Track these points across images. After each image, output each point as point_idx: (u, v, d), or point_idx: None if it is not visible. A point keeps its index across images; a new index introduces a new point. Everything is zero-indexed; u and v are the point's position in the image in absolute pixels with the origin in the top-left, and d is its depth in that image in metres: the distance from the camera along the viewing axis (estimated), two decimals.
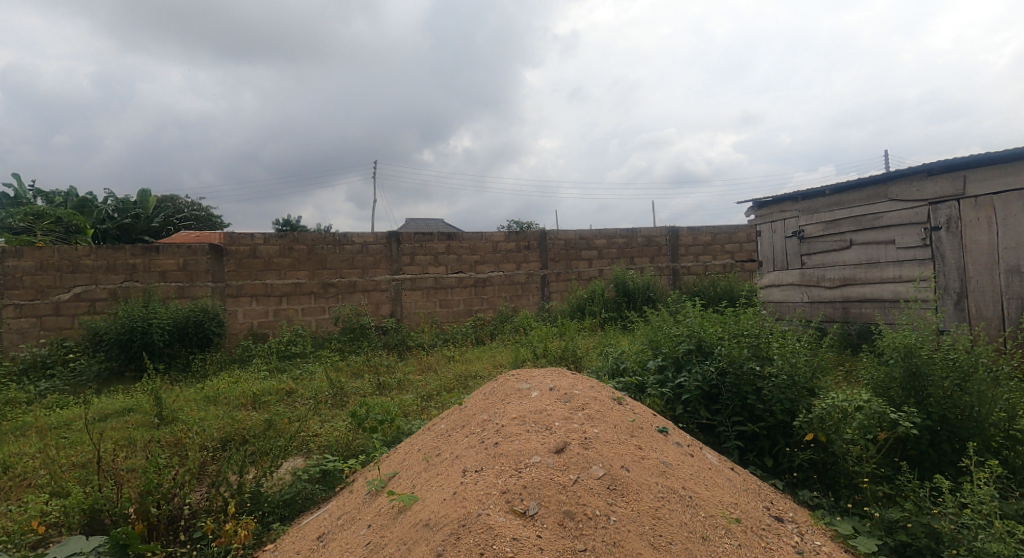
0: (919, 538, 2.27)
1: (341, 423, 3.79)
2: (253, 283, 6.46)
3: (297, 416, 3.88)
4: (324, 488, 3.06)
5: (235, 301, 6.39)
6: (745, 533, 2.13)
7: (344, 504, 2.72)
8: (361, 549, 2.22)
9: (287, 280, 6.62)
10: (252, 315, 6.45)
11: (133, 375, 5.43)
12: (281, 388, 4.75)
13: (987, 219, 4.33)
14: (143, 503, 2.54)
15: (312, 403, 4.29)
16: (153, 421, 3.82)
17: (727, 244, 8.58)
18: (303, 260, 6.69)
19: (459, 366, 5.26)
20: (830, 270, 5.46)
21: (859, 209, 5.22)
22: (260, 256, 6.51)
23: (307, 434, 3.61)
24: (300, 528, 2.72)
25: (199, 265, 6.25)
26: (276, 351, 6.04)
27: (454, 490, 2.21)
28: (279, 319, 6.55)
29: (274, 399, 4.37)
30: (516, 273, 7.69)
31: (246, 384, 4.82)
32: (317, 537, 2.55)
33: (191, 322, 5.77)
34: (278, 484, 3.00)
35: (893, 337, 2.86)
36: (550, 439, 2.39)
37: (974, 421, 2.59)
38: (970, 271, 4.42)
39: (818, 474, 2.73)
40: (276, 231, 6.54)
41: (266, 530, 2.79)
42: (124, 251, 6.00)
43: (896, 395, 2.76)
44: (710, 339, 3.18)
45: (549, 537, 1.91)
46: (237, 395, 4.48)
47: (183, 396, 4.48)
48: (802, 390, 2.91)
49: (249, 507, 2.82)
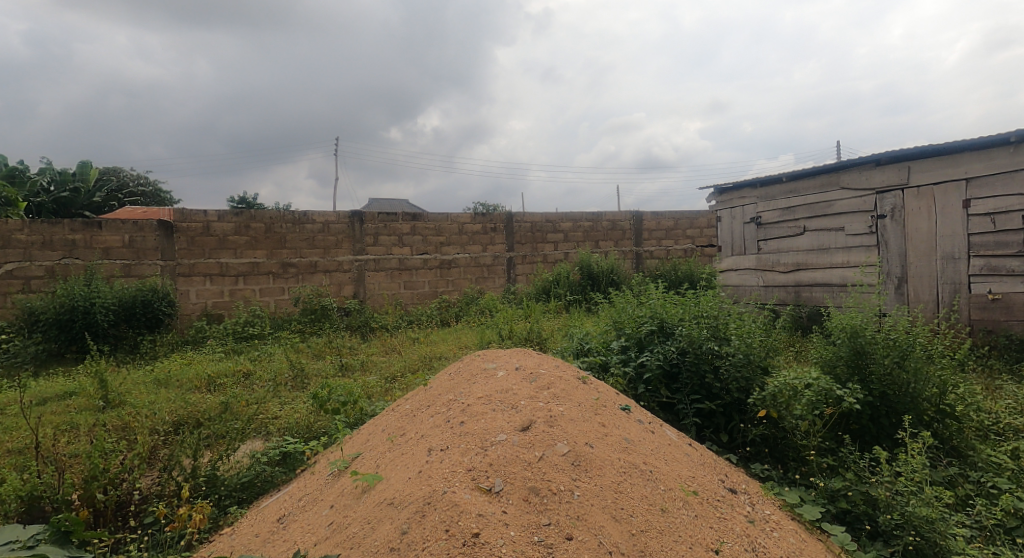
0: (857, 505, 2.45)
1: (302, 405, 3.79)
2: (206, 262, 6.30)
3: (256, 398, 3.88)
4: (285, 470, 3.07)
5: (187, 280, 6.22)
6: (701, 505, 2.26)
7: (306, 485, 2.75)
8: (323, 529, 2.26)
9: (243, 259, 6.47)
10: (205, 296, 6.29)
11: (74, 357, 5.26)
12: (238, 369, 4.68)
13: (928, 208, 4.61)
14: (88, 489, 2.53)
15: (271, 385, 4.28)
16: (97, 404, 3.73)
17: (688, 228, 8.81)
18: (261, 238, 6.55)
19: (424, 348, 5.28)
20: (785, 255, 5.67)
21: (813, 196, 5.42)
22: (214, 233, 6.34)
23: (266, 416, 3.61)
24: (259, 511, 2.73)
25: (147, 241, 6.06)
26: (232, 332, 5.92)
27: (420, 469, 2.26)
28: (235, 299, 6.41)
29: (230, 382, 4.32)
30: (482, 256, 7.72)
31: (199, 366, 4.74)
32: (277, 519, 2.56)
33: (138, 302, 5.59)
34: (235, 467, 3.00)
35: (840, 318, 3.05)
36: (516, 418, 2.47)
37: (909, 396, 2.79)
38: (911, 257, 4.70)
39: (769, 448, 2.89)
40: (231, 208, 6.38)
41: (223, 513, 2.79)
42: (62, 225, 5.75)
43: (843, 372, 2.94)
44: (671, 320, 3.32)
45: (514, 512, 1.98)
46: (190, 378, 4.41)
47: (131, 379, 4.37)
48: (756, 368, 3.08)
49: (204, 490, 2.82)
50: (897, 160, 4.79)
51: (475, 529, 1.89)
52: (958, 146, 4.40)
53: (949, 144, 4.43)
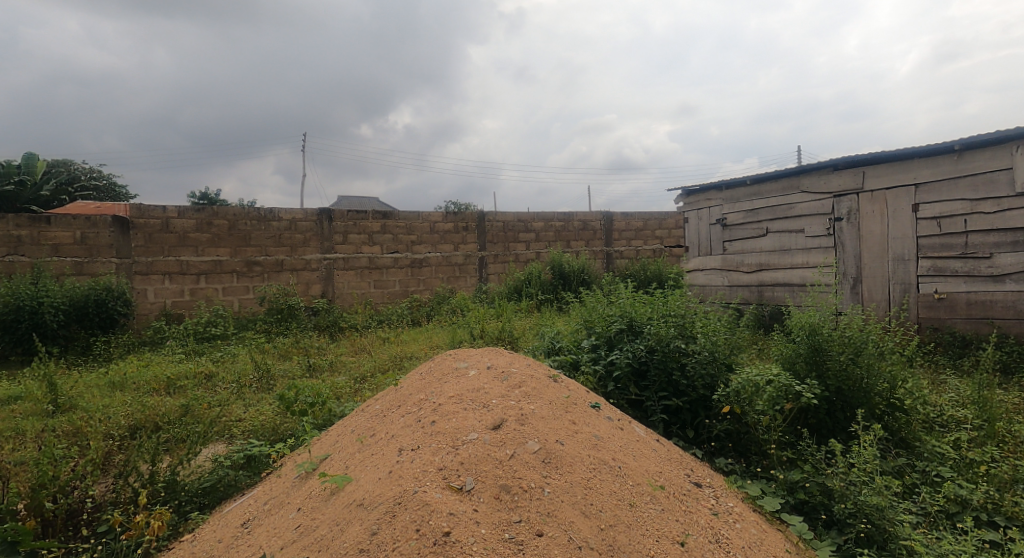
0: (814, 495, 2.56)
1: (268, 407, 3.76)
2: (165, 260, 6.15)
3: (219, 400, 3.82)
4: (249, 474, 3.03)
5: (145, 279, 6.06)
6: (668, 499, 2.33)
7: (271, 488, 2.74)
8: (291, 532, 2.25)
9: (204, 257, 6.34)
10: (164, 295, 6.14)
11: (20, 358, 5.08)
12: (200, 371, 4.59)
13: (881, 211, 4.81)
14: (36, 498, 2.44)
15: (235, 387, 4.22)
16: (46, 408, 3.59)
17: (657, 229, 8.98)
18: (224, 236, 6.44)
19: (395, 348, 5.27)
20: (748, 256, 5.84)
21: (775, 199, 5.60)
22: (174, 230, 6.20)
23: (229, 419, 3.57)
24: (222, 516, 2.70)
25: (100, 238, 5.87)
26: (194, 333, 5.77)
27: (390, 469, 2.28)
28: (196, 299, 6.27)
29: (191, 384, 4.24)
30: (454, 255, 7.73)
31: (157, 368, 4.62)
32: (241, 524, 2.54)
33: (91, 301, 5.41)
34: (196, 472, 2.97)
35: (800, 317, 3.17)
36: (487, 416, 2.50)
37: (862, 390, 2.92)
38: (865, 259, 4.90)
39: (733, 442, 2.99)
40: (192, 204, 6.25)
41: (183, 520, 2.74)
42: (8, 221, 5.54)
43: (802, 368, 3.06)
44: (640, 319, 3.40)
45: (485, 510, 2.02)
46: (148, 380, 4.30)
47: (83, 382, 4.24)
48: (721, 365, 3.18)
49: (163, 497, 2.76)
50: (854, 165, 4.99)
51: (446, 528, 1.91)
52: (909, 152, 4.60)
53: (901, 150, 4.63)
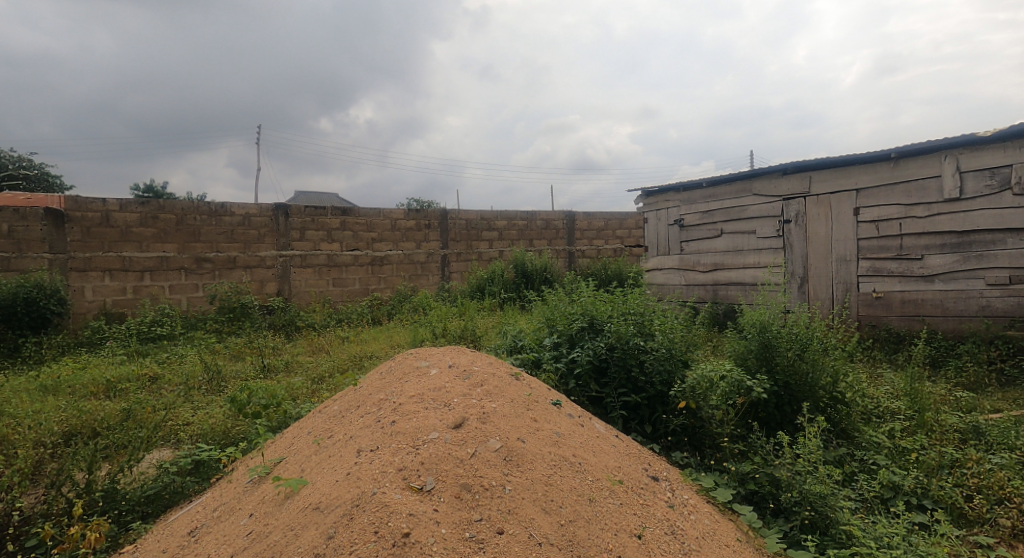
0: (763, 485, 2.68)
1: (218, 410, 3.67)
2: (106, 256, 5.90)
3: (165, 404, 3.70)
4: (197, 480, 2.98)
5: (82, 276, 5.78)
6: (626, 493, 2.41)
7: (221, 495, 2.69)
8: (242, 539, 2.22)
9: (149, 253, 6.11)
10: (104, 292, 5.87)
11: None
12: (144, 374, 4.44)
13: (826, 214, 5.04)
14: None
15: (182, 389, 4.11)
16: None
17: (618, 229, 9.17)
18: (171, 231, 6.23)
19: (354, 347, 5.23)
20: (704, 255, 6.02)
21: (729, 201, 5.78)
22: (115, 224, 5.96)
23: (177, 423, 3.47)
24: (166, 525, 2.63)
25: (30, 232, 5.57)
26: (137, 333, 5.55)
27: (348, 471, 2.27)
28: (139, 297, 6.03)
29: (133, 387, 4.10)
30: (416, 253, 7.70)
31: (96, 371, 4.44)
32: (188, 533, 2.49)
33: (20, 300, 5.13)
34: (138, 479, 2.87)
35: (751, 314, 3.30)
36: (449, 415, 2.52)
37: (809, 385, 3.07)
38: (811, 260, 5.13)
39: (688, 437, 3.09)
40: (135, 198, 6.02)
41: (124, 530, 2.65)
42: None
43: (752, 364, 3.19)
44: (601, 317, 3.48)
45: (445, 510, 2.04)
46: (85, 384, 4.13)
47: (12, 386, 4.02)
48: (678, 361, 3.28)
49: (101, 506, 2.67)
50: (801, 170, 5.20)
51: (406, 529, 1.93)
52: (851, 159, 4.83)
53: (844, 157, 4.85)
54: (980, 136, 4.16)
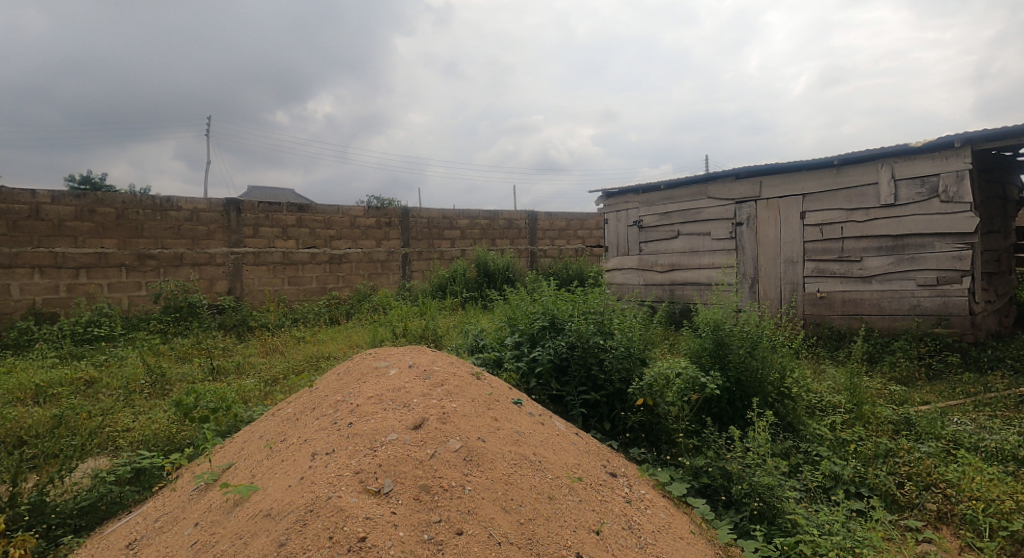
0: (716, 479, 2.78)
1: (161, 415, 3.56)
2: (36, 251, 5.58)
3: (102, 410, 3.58)
4: (137, 489, 2.86)
5: (9, 272, 5.45)
6: (585, 490, 2.46)
7: (163, 505, 2.61)
8: (186, 550, 2.18)
9: (86, 249, 5.83)
10: (33, 290, 5.55)
11: None
12: (79, 377, 4.26)
13: (775, 218, 5.25)
14: None
15: (122, 394, 3.96)
16: None
17: (579, 229, 9.30)
18: (110, 226, 5.97)
19: (310, 348, 5.14)
20: (661, 256, 6.17)
21: (686, 204, 5.95)
22: (47, 218, 5.63)
23: (114, 430, 3.37)
24: (104, 537, 2.54)
25: None
26: (71, 334, 5.31)
27: (302, 475, 2.25)
28: (74, 295, 5.75)
29: (65, 392, 3.92)
30: (375, 251, 7.62)
31: (26, 375, 4.24)
32: (126, 545, 2.41)
33: None
34: (71, 491, 2.75)
35: (705, 313, 3.42)
36: (408, 416, 2.53)
37: (758, 381, 3.20)
38: (762, 261, 5.34)
39: (646, 433, 3.16)
40: (70, 190, 5.73)
41: (54, 545, 2.52)
42: None
43: (706, 361, 3.30)
44: (562, 316, 3.53)
45: (402, 512, 2.04)
46: (13, 388, 3.93)
47: None
48: (636, 359, 3.36)
49: (27, 521, 2.52)
50: (753, 175, 5.40)
51: (362, 533, 1.93)
52: (798, 165, 5.04)
53: (791, 163, 5.06)
54: (913, 146, 4.40)
